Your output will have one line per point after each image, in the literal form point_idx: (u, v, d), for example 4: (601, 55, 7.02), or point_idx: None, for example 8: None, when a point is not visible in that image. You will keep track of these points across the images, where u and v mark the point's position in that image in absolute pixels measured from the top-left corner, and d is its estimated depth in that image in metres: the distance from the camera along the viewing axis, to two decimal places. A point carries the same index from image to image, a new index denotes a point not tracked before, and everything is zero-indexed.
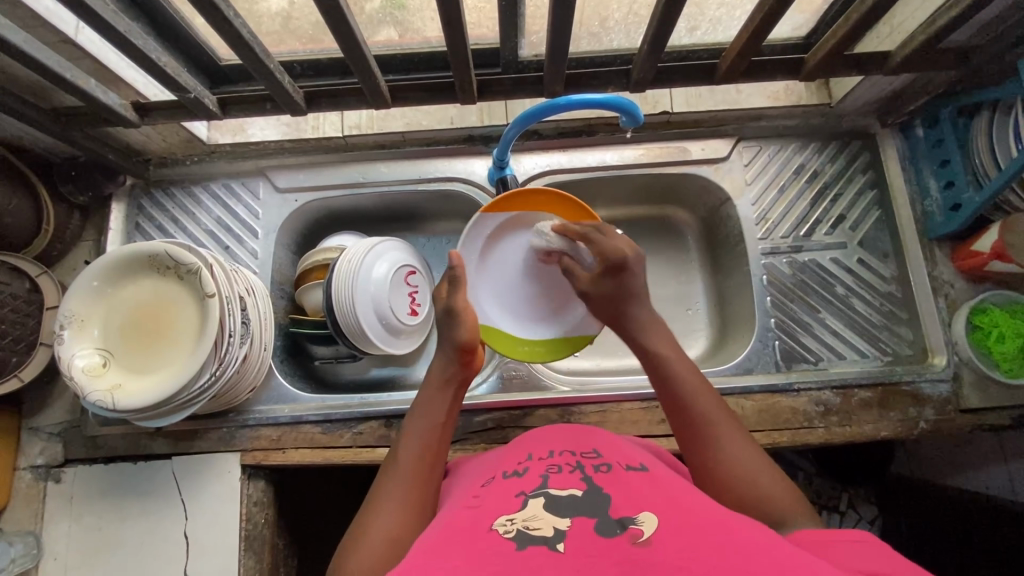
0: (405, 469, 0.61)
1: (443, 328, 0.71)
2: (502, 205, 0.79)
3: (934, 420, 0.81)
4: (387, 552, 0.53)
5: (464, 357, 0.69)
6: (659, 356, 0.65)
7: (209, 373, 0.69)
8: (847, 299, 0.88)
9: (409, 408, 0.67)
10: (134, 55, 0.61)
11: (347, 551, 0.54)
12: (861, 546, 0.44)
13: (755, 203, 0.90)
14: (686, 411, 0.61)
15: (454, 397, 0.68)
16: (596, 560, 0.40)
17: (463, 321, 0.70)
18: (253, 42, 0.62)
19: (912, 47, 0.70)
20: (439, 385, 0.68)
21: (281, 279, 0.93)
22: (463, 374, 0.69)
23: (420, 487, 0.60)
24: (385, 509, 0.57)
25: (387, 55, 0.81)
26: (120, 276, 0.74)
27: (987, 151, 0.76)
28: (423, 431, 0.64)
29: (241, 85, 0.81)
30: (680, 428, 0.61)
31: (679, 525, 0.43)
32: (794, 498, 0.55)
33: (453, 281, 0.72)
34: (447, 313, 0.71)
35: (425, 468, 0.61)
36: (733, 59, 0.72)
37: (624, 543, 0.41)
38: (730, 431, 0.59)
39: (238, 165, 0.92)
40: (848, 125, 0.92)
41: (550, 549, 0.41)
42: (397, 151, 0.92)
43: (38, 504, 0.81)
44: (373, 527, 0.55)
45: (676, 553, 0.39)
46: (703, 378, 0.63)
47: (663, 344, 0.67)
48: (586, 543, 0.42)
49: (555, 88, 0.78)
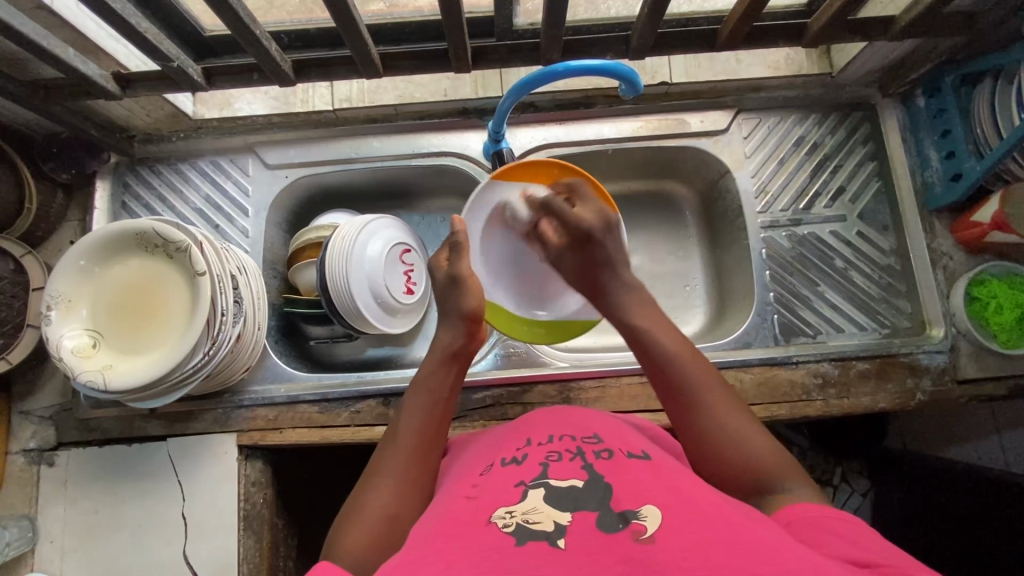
0: (404, 444, 0.60)
1: (449, 297, 0.70)
2: (516, 172, 0.75)
3: (931, 390, 0.82)
4: (383, 529, 0.53)
5: (471, 327, 0.68)
6: (640, 329, 0.64)
7: (201, 353, 0.68)
8: (846, 272, 0.87)
9: (411, 383, 0.66)
10: (113, 21, 0.59)
11: (343, 526, 0.54)
12: (860, 532, 0.44)
13: (755, 176, 0.89)
14: (666, 382, 0.60)
15: (457, 373, 0.67)
16: (595, 556, 0.40)
17: (469, 289, 0.69)
18: (238, 6, 0.60)
19: (916, 12, 0.68)
20: (443, 360, 0.66)
21: (274, 258, 0.91)
22: (466, 347, 0.68)
23: (417, 462, 0.59)
24: (382, 485, 0.56)
25: (378, 24, 0.78)
26: (107, 255, 0.72)
27: (989, 119, 0.75)
28: (425, 407, 0.63)
29: (227, 56, 0.78)
30: (664, 397, 0.61)
31: (683, 519, 0.42)
32: (782, 460, 0.54)
33: (454, 246, 0.72)
34: (449, 280, 0.70)
35: (425, 442, 0.61)
36: (734, 25, 0.70)
37: (627, 538, 0.41)
38: (719, 400, 0.58)
39: (226, 140, 0.89)
40: (849, 95, 0.90)
41: (551, 546, 0.41)
42: (389, 125, 0.90)
43: (32, 488, 0.80)
44: (369, 503, 0.55)
45: (682, 549, 0.39)
46: (687, 348, 0.62)
47: (642, 315, 0.65)
48: (588, 537, 0.41)
49: (552, 56, 0.76)
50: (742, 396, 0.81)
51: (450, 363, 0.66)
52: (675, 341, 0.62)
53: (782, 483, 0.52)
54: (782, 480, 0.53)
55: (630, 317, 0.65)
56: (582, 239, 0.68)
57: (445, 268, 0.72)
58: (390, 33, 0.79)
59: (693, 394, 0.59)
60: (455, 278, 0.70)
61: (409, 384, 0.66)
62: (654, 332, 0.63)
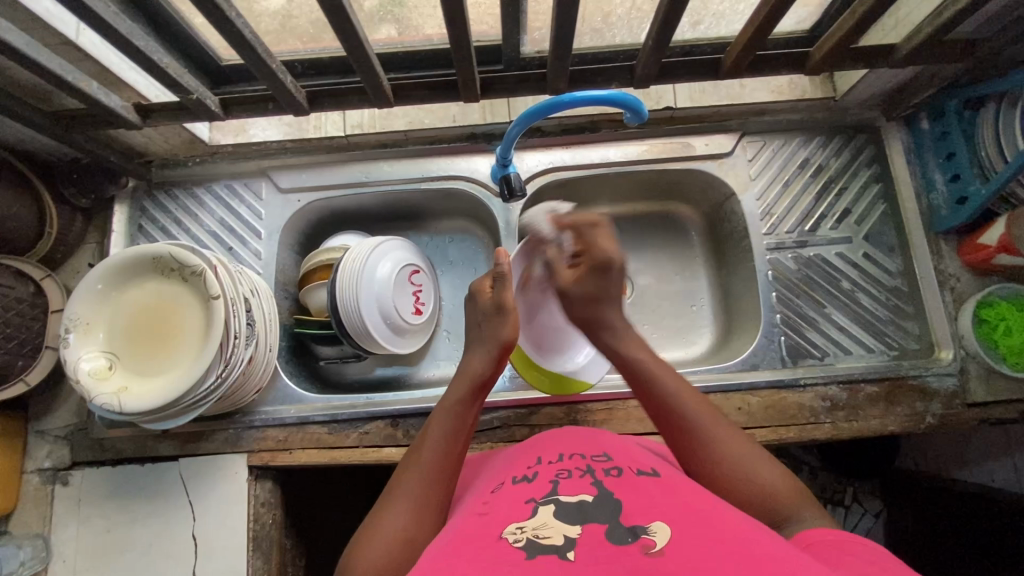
0: (425, 468, 0.60)
1: (487, 326, 0.72)
2: None
3: (941, 414, 0.81)
4: (400, 551, 0.53)
5: (500, 357, 0.70)
6: (637, 362, 0.66)
7: (215, 374, 0.69)
8: (853, 294, 0.88)
9: (434, 409, 0.66)
10: (137, 57, 0.61)
11: (359, 543, 0.55)
12: (882, 556, 0.43)
13: (760, 198, 0.90)
14: (669, 415, 0.62)
15: (479, 406, 0.67)
16: (605, 565, 0.40)
17: (512, 320, 0.72)
18: (255, 42, 0.62)
19: (918, 40, 0.69)
20: (471, 391, 0.67)
21: (285, 280, 0.93)
22: (489, 377, 0.69)
23: (438, 488, 0.59)
24: (401, 506, 0.57)
25: (389, 53, 0.81)
26: (125, 278, 0.74)
27: (993, 143, 0.75)
28: (448, 435, 0.63)
29: (242, 84, 0.80)
30: (669, 432, 0.61)
31: (690, 533, 0.42)
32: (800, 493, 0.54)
33: (498, 276, 0.74)
34: (496, 309, 0.73)
35: (446, 471, 0.61)
36: (737, 54, 0.71)
37: (636, 552, 0.41)
38: (722, 429, 0.59)
39: (240, 165, 0.91)
40: (853, 119, 0.91)
41: (560, 558, 0.41)
42: (400, 150, 0.92)
43: (46, 507, 0.82)
44: (387, 523, 0.55)
45: (689, 561, 0.39)
46: (674, 376, 0.65)
47: (635, 348, 0.68)
48: (598, 550, 0.42)
49: (559, 85, 0.77)
50: (750, 419, 0.81)
51: (475, 394, 0.67)
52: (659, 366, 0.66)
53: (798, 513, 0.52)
54: (798, 508, 0.53)
55: (625, 348, 0.68)
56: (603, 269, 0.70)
57: (490, 296, 0.74)
58: (401, 61, 0.82)
59: (691, 422, 0.60)
60: (501, 308, 0.72)
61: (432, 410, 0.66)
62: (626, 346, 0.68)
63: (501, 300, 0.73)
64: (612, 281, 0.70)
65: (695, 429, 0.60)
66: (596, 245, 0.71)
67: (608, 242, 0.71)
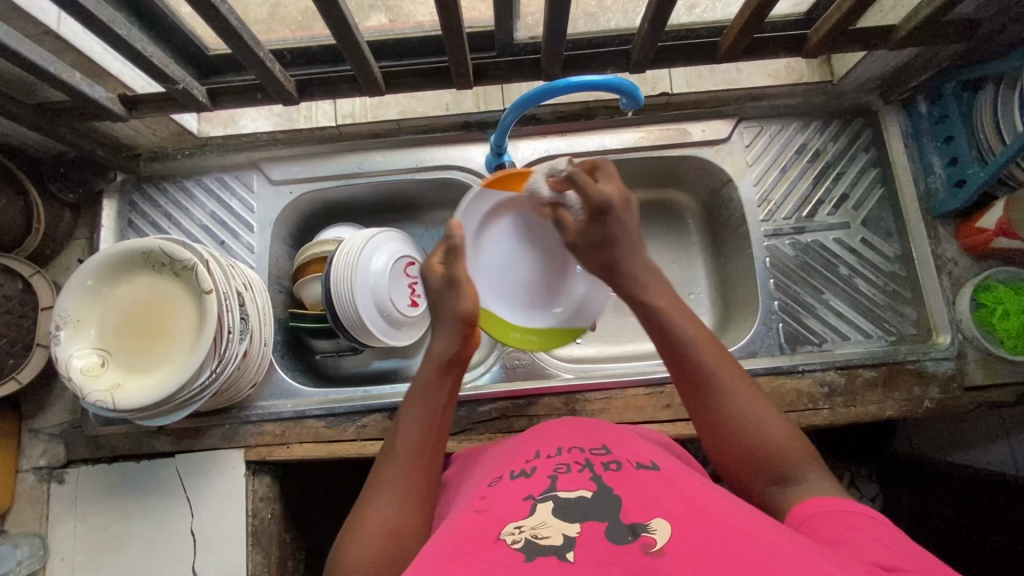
0: (406, 460, 0.60)
1: (445, 301, 0.68)
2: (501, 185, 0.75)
3: (939, 398, 0.81)
4: (386, 543, 0.53)
5: (465, 331, 0.66)
6: (657, 310, 0.63)
7: (209, 370, 0.68)
8: (851, 279, 0.87)
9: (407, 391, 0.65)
10: (121, 47, 0.60)
11: (348, 537, 0.55)
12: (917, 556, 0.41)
13: (758, 184, 0.89)
14: (683, 361, 0.60)
15: (452, 382, 0.66)
16: (607, 567, 0.40)
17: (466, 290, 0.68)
18: (242, 30, 0.61)
19: (917, 21, 0.68)
20: (438, 369, 0.65)
21: (279, 273, 0.92)
22: (460, 353, 0.66)
23: (421, 479, 0.59)
24: (384, 499, 0.57)
25: (379, 40, 0.79)
26: (113, 275, 0.73)
27: (991, 125, 0.75)
28: (420, 416, 0.62)
29: (231, 75, 0.78)
30: (679, 378, 0.60)
31: (690, 530, 0.42)
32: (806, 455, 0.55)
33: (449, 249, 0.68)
34: (447, 284, 0.68)
35: (424, 458, 0.60)
36: (735, 37, 0.70)
37: (636, 551, 0.41)
38: (738, 377, 0.59)
39: (230, 157, 0.90)
40: (850, 102, 0.90)
41: (560, 559, 0.41)
42: (392, 139, 0.90)
43: (42, 506, 0.81)
44: (374, 515, 0.55)
45: (691, 560, 0.39)
46: (692, 321, 0.62)
47: (658, 293, 0.64)
48: (599, 551, 0.41)
49: (553, 71, 0.76)
50: None
51: (445, 372, 0.65)
52: (681, 312, 0.63)
53: (801, 471, 0.53)
54: (797, 470, 0.53)
55: (646, 296, 0.64)
56: (603, 210, 0.65)
57: (441, 272, 0.69)
58: (391, 48, 0.80)
59: (711, 377, 0.58)
60: (454, 283, 0.68)
61: (404, 395, 0.65)
62: (645, 292, 0.64)
63: (451, 274, 0.68)
64: (616, 221, 0.66)
65: (716, 388, 0.58)
66: (590, 190, 0.65)
67: (607, 184, 0.66)
